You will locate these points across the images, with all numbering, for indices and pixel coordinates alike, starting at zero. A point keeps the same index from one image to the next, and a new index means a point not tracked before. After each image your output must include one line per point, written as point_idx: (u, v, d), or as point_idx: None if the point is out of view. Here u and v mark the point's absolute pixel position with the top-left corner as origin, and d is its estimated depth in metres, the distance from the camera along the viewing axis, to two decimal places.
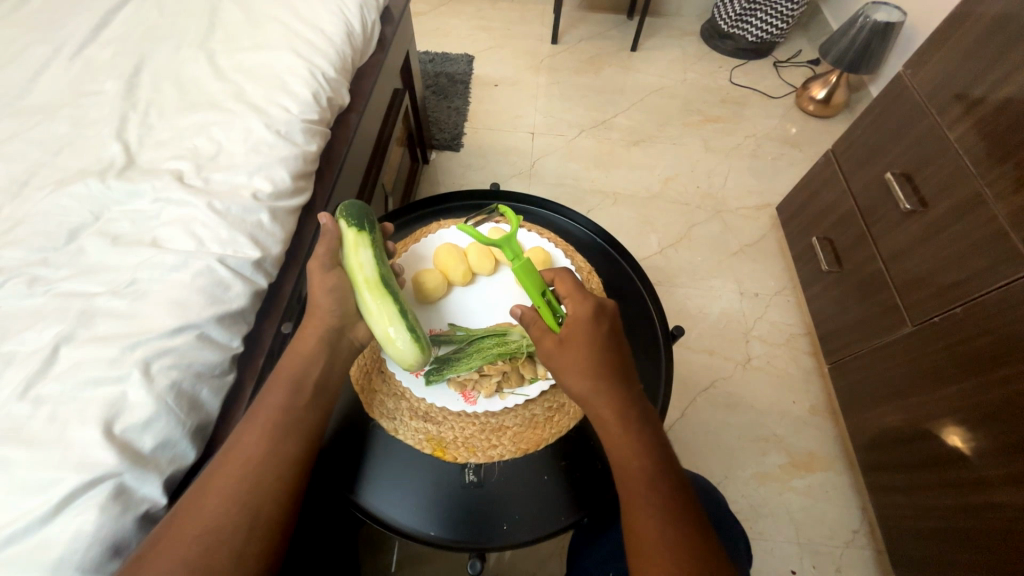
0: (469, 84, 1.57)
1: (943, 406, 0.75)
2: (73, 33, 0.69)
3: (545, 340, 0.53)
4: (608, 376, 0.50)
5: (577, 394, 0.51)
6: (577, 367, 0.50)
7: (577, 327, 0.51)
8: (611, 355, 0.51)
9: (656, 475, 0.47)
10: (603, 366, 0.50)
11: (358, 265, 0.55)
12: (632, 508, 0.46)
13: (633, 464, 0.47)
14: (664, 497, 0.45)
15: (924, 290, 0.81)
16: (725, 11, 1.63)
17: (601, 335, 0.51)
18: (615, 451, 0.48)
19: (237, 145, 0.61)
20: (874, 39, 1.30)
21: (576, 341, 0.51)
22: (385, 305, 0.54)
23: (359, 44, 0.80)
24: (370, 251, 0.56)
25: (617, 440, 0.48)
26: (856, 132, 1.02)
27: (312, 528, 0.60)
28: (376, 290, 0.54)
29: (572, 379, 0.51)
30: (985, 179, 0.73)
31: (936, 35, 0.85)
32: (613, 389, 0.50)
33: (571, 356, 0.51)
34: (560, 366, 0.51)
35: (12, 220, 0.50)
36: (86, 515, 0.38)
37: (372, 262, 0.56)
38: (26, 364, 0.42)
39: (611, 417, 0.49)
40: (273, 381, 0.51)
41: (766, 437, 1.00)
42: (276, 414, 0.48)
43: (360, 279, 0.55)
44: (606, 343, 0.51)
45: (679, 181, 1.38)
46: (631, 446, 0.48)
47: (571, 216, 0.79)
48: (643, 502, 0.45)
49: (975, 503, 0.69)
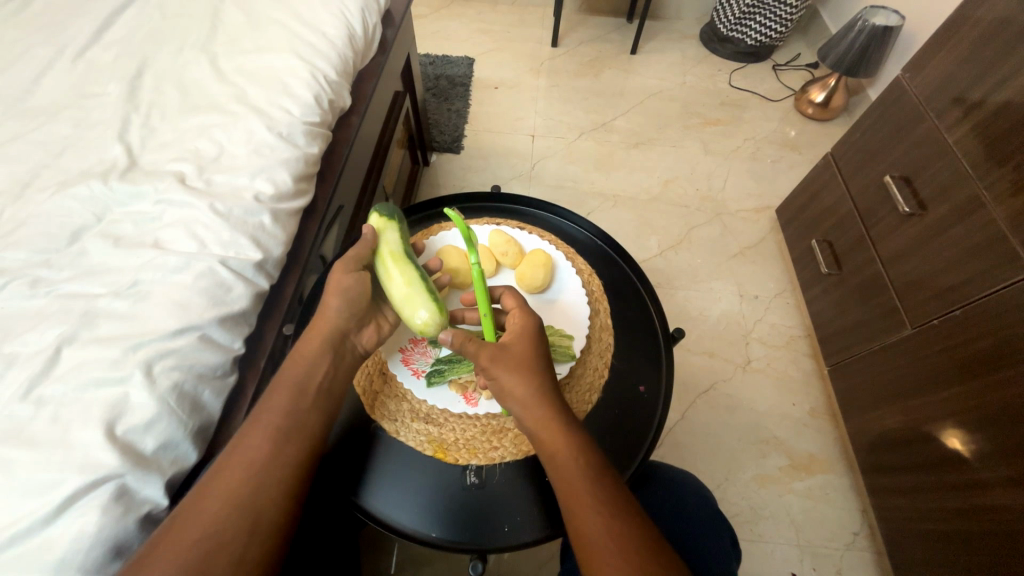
0: (469, 86, 1.58)
1: (942, 408, 0.75)
2: (75, 35, 0.69)
3: (482, 353, 0.51)
4: (546, 380, 0.51)
5: (515, 401, 0.50)
6: (520, 369, 0.50)
7: (518, 337, 0.52)
8: (548, 364, 0.52)
9: (602, 473, 0.47)
10: (542, 371, 0.51)
11: (387, 242, 0.58)
12: (581, 510, 0.45)
13: (576, 466, 0.46)
14: (612, 497, 0.45)
15: (922, 292, 0.82)
16: (725, 15, 1.64)
17: (536, 343, 0.53)
18: (559, 454, 0.47)
19: (240, 147, 0.61)
20: (873, 43, 1.31)
21: (517, 347, 0.52)
22: (407, 270, 0.56)
23: (361, 47, 0.80)
24: (396, 231, 0.60)
25: (559, 444, 0.47)
26: (855, 136, 1.03)
27: (316, 531, 0.59)
28: (401, 260, 0.56)
29: (513, 382, 0.50)
30: (983, 181, 0.74)
31: (935, 39, 0.85)
32: (551, 393, 0.50)
33: (511, 361, 0.50)
34: (502, 370, 0.50)
35: (15, 221, 0.51)
36: (88, 516, 0.38)
37: (398, 238, 0.59)
38: (28, 364, 0.42)
39: (548, 421, 0.48)
40: (279, 384, 0.51)
41: (765, 439, 1.00)
42: (281, 418, 0.49)
43: (386, 253, 0.57)
44: (541, 350, 0.53)
45: (679, 183, 1.38)
46: (571, 447, 0.47)
47: (573, 219, 0.79)
48: (591, 502, 0.45)
49: (975, 506, 0.69)
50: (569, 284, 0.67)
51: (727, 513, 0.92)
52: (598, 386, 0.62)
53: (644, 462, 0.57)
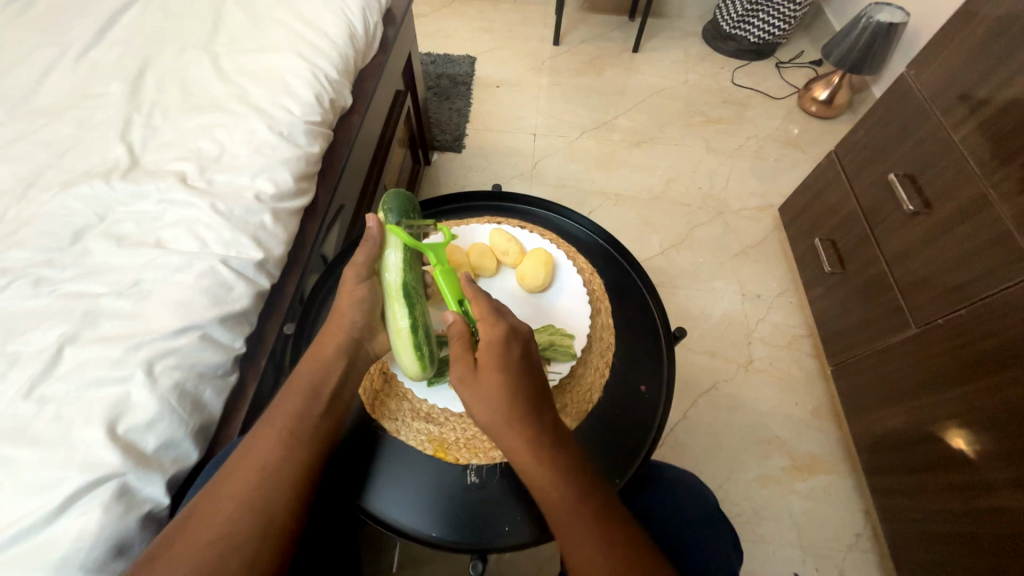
0: (470, 85, 1.58)
1: (947, 409, 0.75)
2: (78, 35, 0.69)
3: (458, 362, 0.49)
4: (522, 402, 0.47)
5: (489, 427, 0.48)
6: (487, 394, 0.47)
7: (489, 355, 0.48)
8: (525, 380, 0.48)
9: (579, 502, 0.45)
10: (514, 393, 0.47)
11: (388, 268, 0.55)
12: (566, 537, 0.44)
13: (557, 496, 0.45)
14: (589, 527, 0.44)
15: (927, 291, 0.81)
16: (727, 12, 1.63)
17: (511, 359, 0.49)
18: (534, 483, 0.46)
19: (241, 146, 0.61)
20: (877, 40, 1.30)
21: (486, 367, 0.48)
22: (400, 312, 0.53)
23: (362, 46, 0.80)
24: (399, 255, 0.56)
25: (539, 473, 0.45)
26: (859, 133, 1.02)
27: (324, 536, 0.59)
28: (394, 298, 0.54)
29: (481, 409, 0.48)
30: (989, 180, 0.73)
31: (940, 36, 0.84)
32: (527, 416, 0.47)
33: (485, 385, 0.47)
34: (470, 395, 0.48)
35: (18, 221, 0.51)
36: (90, 515, 0.38)
37: (400, 265, 0.55)
38: (31, 364, 0.42)
39: (523, 450, 0.46)
40: (290, 388, 0.52)
41: (767, 439, 0.99)
42: (291, 421, 0.49)
43: (387, 282, 0.55)
44: (512, 366, 0.48)
45: (681, 182, 1.38)
46: (551, 477, 0.45)
47: (572, 218, 0.78)
48: (575, 534, 0.44)
49: (981, 508, 0.68)
50: (570, 283, 0.67)
51: (728, 514, 0.92)
52: (598, 386, 0.62)
53: (646, 461, 0.57)
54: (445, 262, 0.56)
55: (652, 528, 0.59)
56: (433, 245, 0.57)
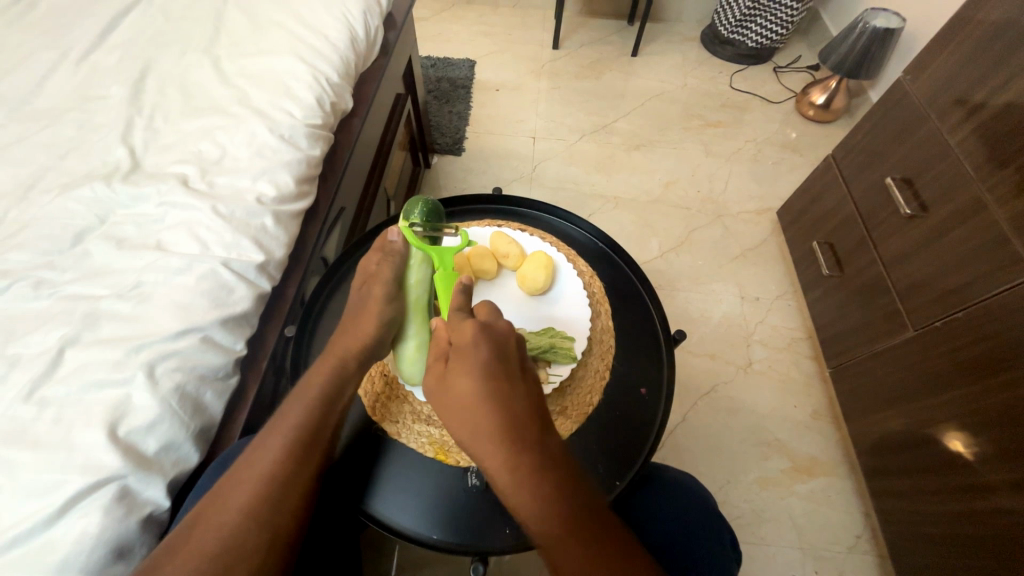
0: (470, 88, 1.58)
1: (944, 411, 0.75)
2: (79, 38, 0.69)
3: (432, 371, 0.49)
4: (495, 406, 0.45)
5: (460, 435, 0.46)
6: (458, 405, 0.46)
7: (460, 358, 0.48)
8: (498, 381, 0.47)
9: (560, 518, 0.41)
10: (483, 397, 0.45)
11: (415, 283, 0.59)
12: (550, 548, 0.41)
13: (535, 504, 0.42)
14: (572, 552, 0.41)
15: (925, 294, 0.82)
16: (726, 17, 1.64)
17: (481, 360, 0.47)
18: (511, 504, 0.43)
19: (241, 148, 0.61)
20: (873, 44, 1.31)
21: (455, 375, 0.47)
22: (423, 326, 0.58)
23: (363, 49, 0.80)
24: (428, 273, 0.60)
25: (511, 479, 0.43)
26: (857, 137, 1.03)
27: (331, 542, 0.58)
28: (419, 313, 0.58)
29: (453, 421, 0.46)
30: (985, 183, 0.74)
31: (935, 41, 0.85)
32: (499, 418, 0.45)
33: (452, 390, 0.47)
34: (442, 404, 0.47)
35: (18, 223, 0.51)
36: (91, 517, 0.38)
37: (428, 283, 0.60)
38: (33, 365, 0.42)
39: (494, 456, 0.43)
40: (298, 392, 0.51)
41: (767, 441, 1.00)
42: (298, 427, 0.48)
43: (412, 295, 0.59)
44: (486, 379, 0.46)
45: (680, 185, 1.38)
46: (527, 486, 0.42)
47: (573, 220, 0.79)
48: (557, 543, 0.41)
49: (981, 510, 0.68)
50: (570, 286, 0.68)
51: (728, 516, 0.92)
52: (598, 388, 0.62)
53: (647, 463, 0.57)
54: (449, 268, 0.60)
55: (653, 532, 0.59)
56: (440, 251, 0.60)
